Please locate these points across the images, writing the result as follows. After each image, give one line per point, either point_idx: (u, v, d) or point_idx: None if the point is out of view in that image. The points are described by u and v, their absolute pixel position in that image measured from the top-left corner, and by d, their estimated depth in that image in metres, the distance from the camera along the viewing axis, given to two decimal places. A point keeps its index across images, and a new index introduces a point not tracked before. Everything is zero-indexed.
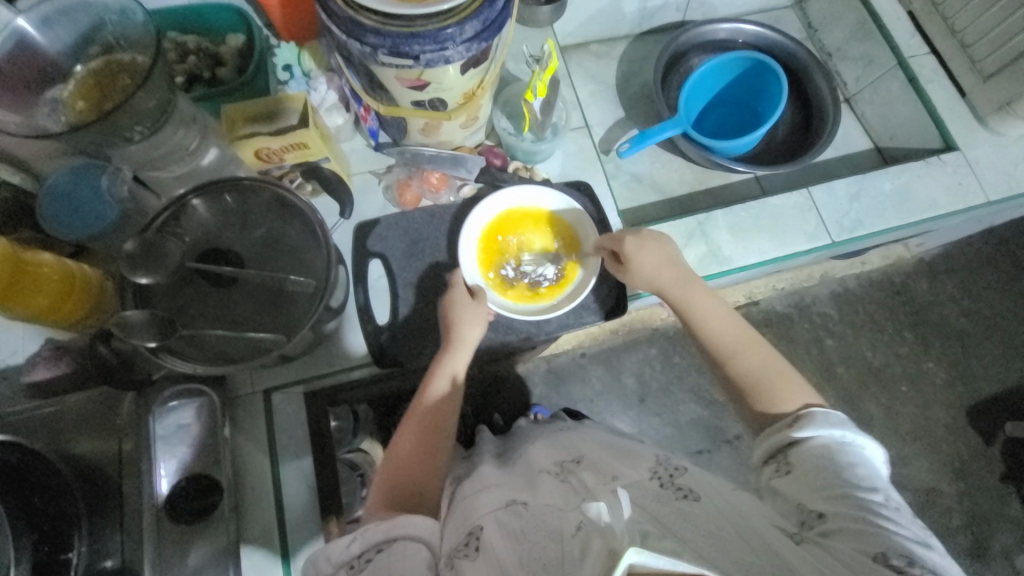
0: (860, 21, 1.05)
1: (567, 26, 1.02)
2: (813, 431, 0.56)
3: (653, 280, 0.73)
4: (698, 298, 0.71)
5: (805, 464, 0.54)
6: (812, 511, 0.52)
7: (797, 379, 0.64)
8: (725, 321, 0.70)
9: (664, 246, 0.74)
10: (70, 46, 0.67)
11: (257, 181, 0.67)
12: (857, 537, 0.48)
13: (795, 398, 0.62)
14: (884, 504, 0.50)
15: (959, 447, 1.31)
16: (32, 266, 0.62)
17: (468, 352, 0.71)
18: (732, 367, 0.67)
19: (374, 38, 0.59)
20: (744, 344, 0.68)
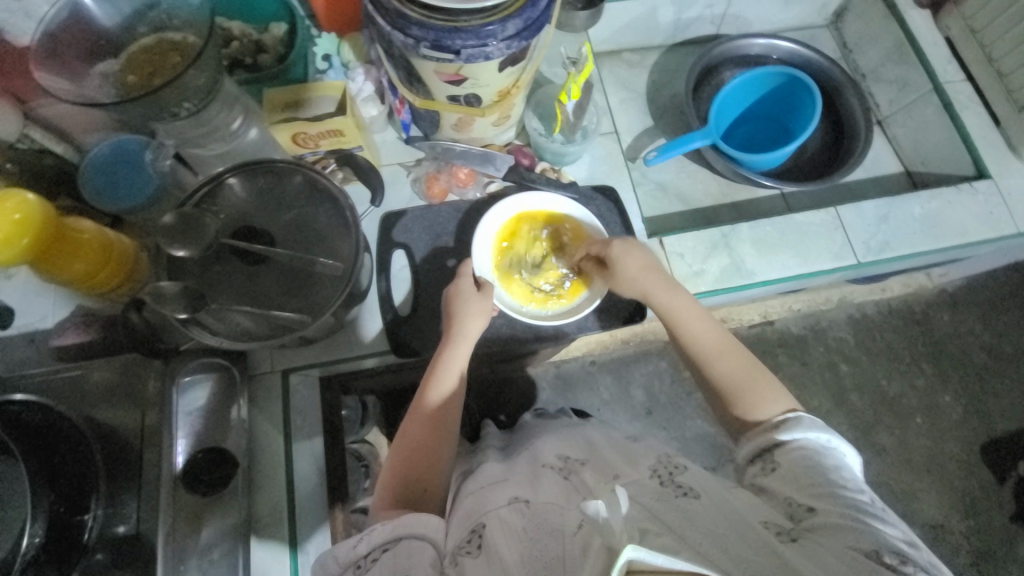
0: (897, 43, 1.05)
1: (602, 33, 1.03)
2: (797, 433, 0.56)
3: (634, 284, 0.72)
4: (682, 302, 0.71)
5: (792, 464, 0.54)
6: (802, 505, 0.50)
7: (775, 383, 0.63)
8: (709, 327, 0.69)
9: (647, 251, 0.74)
10: (123, 22, 0.70)
11: (292, 164, 0.68)
12: (846, 532, 0.46)
13: (780, 400, 0.62)
14: (870, 503, 0.49)
15: (972, 484, 1.27)
16: (75, 232, 0.64)
17: (469, 345, 0.70)
18: (712, 373, 0.66)
19: (418, 30, 0.60)
20: (723, 350, 0.67)
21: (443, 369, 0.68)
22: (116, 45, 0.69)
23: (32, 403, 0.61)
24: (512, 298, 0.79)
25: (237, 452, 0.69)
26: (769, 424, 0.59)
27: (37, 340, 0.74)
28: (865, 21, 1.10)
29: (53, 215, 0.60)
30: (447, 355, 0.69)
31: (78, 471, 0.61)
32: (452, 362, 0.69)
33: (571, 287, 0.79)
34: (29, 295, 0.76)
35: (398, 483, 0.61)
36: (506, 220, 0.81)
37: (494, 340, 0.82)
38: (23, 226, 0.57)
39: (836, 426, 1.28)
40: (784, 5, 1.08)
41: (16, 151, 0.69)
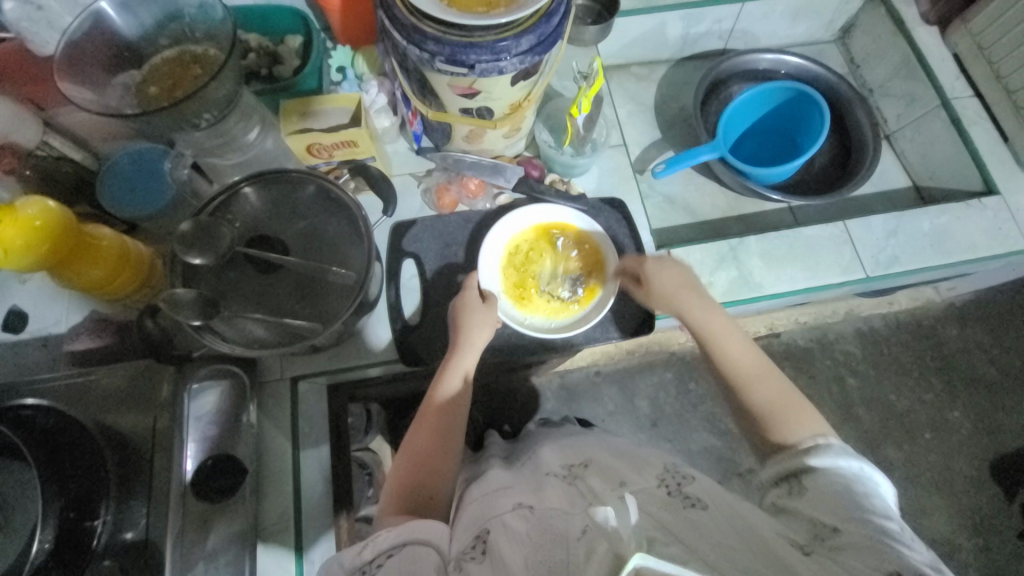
0: (904, 60, 1.06)
1: (611, 47, 1.05)
2: (828, 458, 0.54)
3: (670, 300, 0.73)
4: (715, 317, 0.70)
5: (819, 486, 0.52)
6: (826, 526, 0.49)
7: (812, 413, 0.61)
8: (741, 346, 0.68)
9: (685, 269, 0.75)
10: (145, 34, 0.71)
11: (305, 173, 0.69)
12: (870, 553, 0.44)
13: (810, 423, 0.60)
14: (899, 531, 0.47)
15: (981, 501, 1.25)
16: (92, 239, 0.65)
17: (475, 354, 0.70)
18: (745, 396, 0.65)
19: (433, 45, 0.61)
20: (758, 373, 0.66)
21: (449, 376, 0.69)
22: (138, 56, 0.71)
23: (44, 408, 0.62)
24: (519, 311, 0.79)
25: (246, 458, 0.69)
26: (798, 447, 0.57)
27: (50, 344, 0.75)
28: (872, 37, 1.11)
29: (71, 221, 0.61)
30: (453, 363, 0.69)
31: (88, 477, 0.61)
32: (457, 370, 0.69)
33: (579, 298, 0.80)
34: (43, 299, 0.77)
35: (403, 489, 0.61)
36: (514, 233, 0.83)
37: (501, 349, 0.82)
38: (42, 232, 0.58)
39: (843, 440, 1.26)
40: (792, 21, 1.09)
41: (34, 159, 0.70)
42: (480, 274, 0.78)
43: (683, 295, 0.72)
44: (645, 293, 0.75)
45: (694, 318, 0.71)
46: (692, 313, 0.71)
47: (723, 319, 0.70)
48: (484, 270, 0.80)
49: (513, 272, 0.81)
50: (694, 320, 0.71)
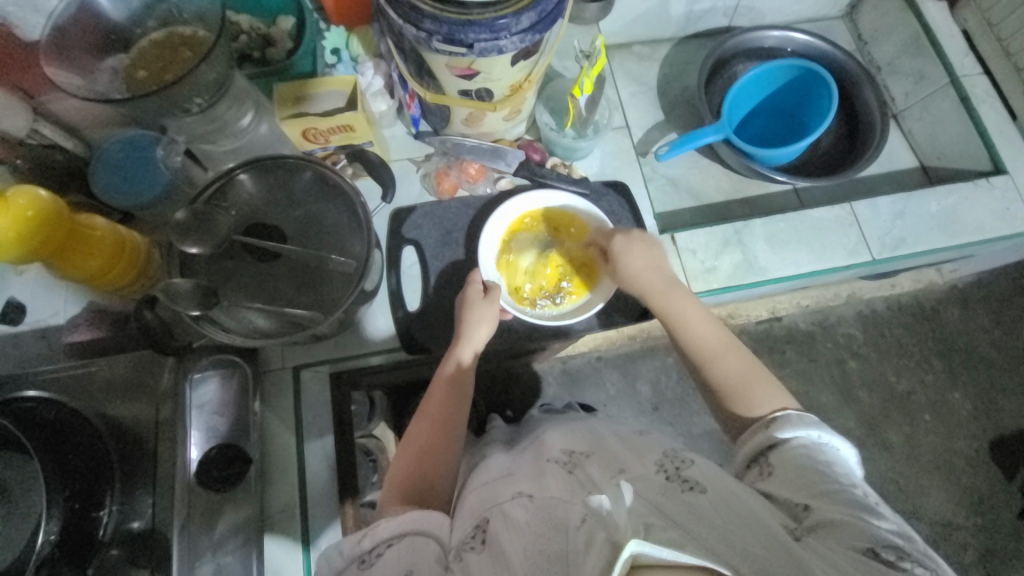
0: (913, 36, 1.03)
1: (613, 26, 1.02)
2: (791, 431, 0.55)
3: (636, 278, 0.72)
4: (679, 296, 0.70)
5: (786, 463, 0.53)
6: (800, 504, 0.49)
7: (773, 383, 0.62)
8: (706, 323, 0.68)
9: (651, 247, 0.73)
10: (132, 15, 0.69)
11: (302, 159, 0.68)
12: (846, 530, 0.45)
13: (773, 396, 0.61)
14: (865, 499, 0.48)
15: (979, 481, 1.27)
16: (86, 228, 0.64)
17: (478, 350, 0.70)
18: (714, 374, 0.65)
19: (431, 24, 0.59)
20: (724, 347, 0.66)
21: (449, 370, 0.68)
22: (125, 39, 0.69)
23: (46, 400, 0.62)
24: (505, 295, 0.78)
25: (249, 447, 0.69)
26: (761, 421, 0.58)
27: (48, 336, 0.74)
28: (880, 12, 1.07)
29: (64, 210, 0.60)
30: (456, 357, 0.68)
31: (93, 467, 0.61)
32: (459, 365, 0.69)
33: (578, 284, 0.79)
34: (40, 290, 0.76)
35: (404, 481, 0.60)
36: (506, 225, 0.81)
37: (504, 335, 0.81)
38: (35, 222, 0.57)
39: (843, 423, 1.27)
40: None
41: (26, 146, 0.69)
42: (481, 267, 0.76)
43: (647, 274, 0.71)
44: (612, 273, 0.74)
45: (657, 297, 0.70)
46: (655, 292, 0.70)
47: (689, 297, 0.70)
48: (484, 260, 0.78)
49: (509, 267, 0.79)
50: (657, 300, 0.70)
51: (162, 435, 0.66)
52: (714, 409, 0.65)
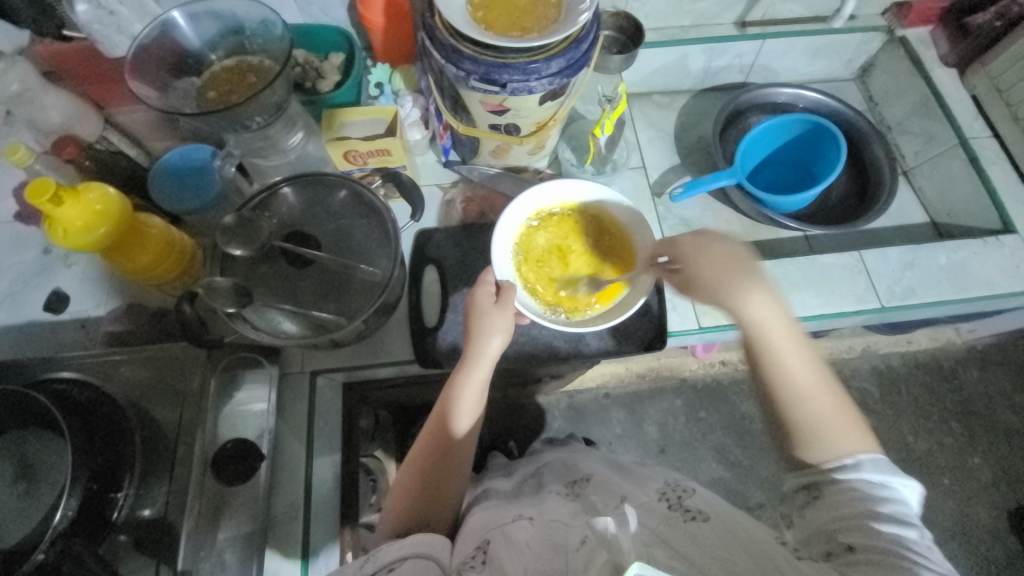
0: (922, 99, 1.08)
1: (634, 76, 1.10)
2: (858, 476, 0.52)
3: (709, 289, 0.64)
4: (765, 312, 0.61)
5: (837, 499, 0.52)
6: (839, 542, 0.49)
7: (863, 428, 0.56)
8: (802, 363, 0.60)
9: (728, 246, 0.65)
10: (207, 43, 0.78)
11: (340, 177, 0.73)
12: (880, 569, 0.45)
13: (861, 440, 0.55)
14: (919, 541, 0.46)
15: (1003, 555, 1.20)
16: (143, 225, 0.70)
17: (486, 367, 0.65)
18: (803, 412, 0.57)
19: (469, 64, 0.66)
20: (814, 387, 0.59)
21: (465, 418, 0.64)
22: (199, 64, 0.77)
23: (77, 383, 0.66)
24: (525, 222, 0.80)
25: (263, 445, 0.71)
26: (829, 468, 0.54)
27: (88, 326, 0.79)
28: (891, 77, 1.13)
29: (128, 208, 0.67)
30: (461, 379, 0.65)
31: (115, 450, 0.64)
32: (474, 411, 0.65)
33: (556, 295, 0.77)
34: (86, 284, 0.81)
35: (413, 494, 0.63)
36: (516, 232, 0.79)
37: (515, 357, 0.83)
38: (101, 215, 0.64)
39: None
40: (811, 58, 1.13)
41: (93, 150, 0.76)
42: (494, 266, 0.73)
43: (733, 280, 0.62)
44: (680, 282, 0.67)
45: (749, 317, 0.61)
46: (750, 308, 0.61)
47: (774, 310, 0.62)
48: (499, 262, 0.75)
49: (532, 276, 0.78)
50: (751, 317, 0.61)
51: (184, 431, 0.69)
52: (775, 441, 0.60)
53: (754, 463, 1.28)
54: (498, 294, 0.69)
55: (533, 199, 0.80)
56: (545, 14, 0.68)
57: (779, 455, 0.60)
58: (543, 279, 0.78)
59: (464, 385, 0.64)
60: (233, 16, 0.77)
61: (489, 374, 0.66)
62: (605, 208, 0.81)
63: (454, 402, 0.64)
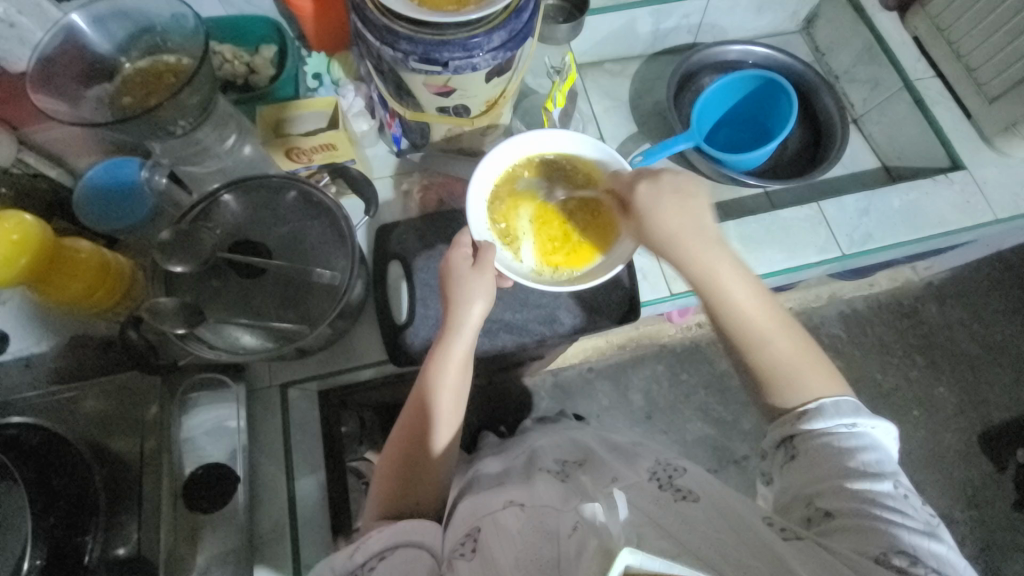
0: (867, 46, 1.09)
1: (583, 45, 1.07)
2: (825, 423, 0.53)
3: (663, 232, 0.62)
4: (724, 265, 0.61)
5: (814, 456, 0.52)
6: (817, 508, 0.50)
7: (829, 371, 0.58)
8: (755, 303, 0.60)
9: (686, 202, 0.62)
10: (117, 45, 0.72)
11: (285, 179, 0.70)
12: (860, 536, 0.46)
13: (828, 383, 0.57)
14: (891, 492, 0.48)
15: (971, 475, 1.28)
16: (70, 252, 0.65)
17: (467, 335, 0.64)
18: (765, 357, 0.58)
19: (407, 45, 0.62)
20: (779, 332, 0.59)
21: (447, 416, 0.63)
22: (111, 69, 0.71)
23: (29, 426, 0.60)
24: (512, 161, 0.78)
25: (236, 467, 0.69)
26: (793, 412, 0.56)
27: (31, 365, 0.73)
28: (834, 26, 1.14)
29: (50, 234, 0.63)
30: (442, 348, 0.63)
31: (77, 494, 0.59)
32: (455, 422, 0.64)
33: (511, 243, 0.75)
34: (21, 321, 0.74)
35: (392, 488, 0.60)
36: (488, 192, 0.76)
37: (492, 345, 0.82)
38: (21, 245, 0.60)
39: None
40: (757, 13, 1.13)
41: (11, 175, 0.70)
42: (469, 228, 0.71)
43: (683, 235, 0.61)
44: (634, 228, 0.65)
45: (702, 267, 0.61)
46: (710, 262, 0.60)
47: (731, 261, 0.61)
48: (474, 223, 0.73)
49: (505, 235, 0.75)
50: (702, 272, 0.61)
51: (148, 466, 0.65)
52: (747, 388, 0.62)
53: (737, 418, 1.31)
54: (474, 256, 0.68)
55: (527, 140, 0.77)
56: None
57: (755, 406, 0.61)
58: (507, 223, 0.76)
59: (441, 390, 0.62)
60: (142, 13, 0.71)
61: (467, 377, 0.65)
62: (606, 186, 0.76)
63: (434, 410, 0.62)
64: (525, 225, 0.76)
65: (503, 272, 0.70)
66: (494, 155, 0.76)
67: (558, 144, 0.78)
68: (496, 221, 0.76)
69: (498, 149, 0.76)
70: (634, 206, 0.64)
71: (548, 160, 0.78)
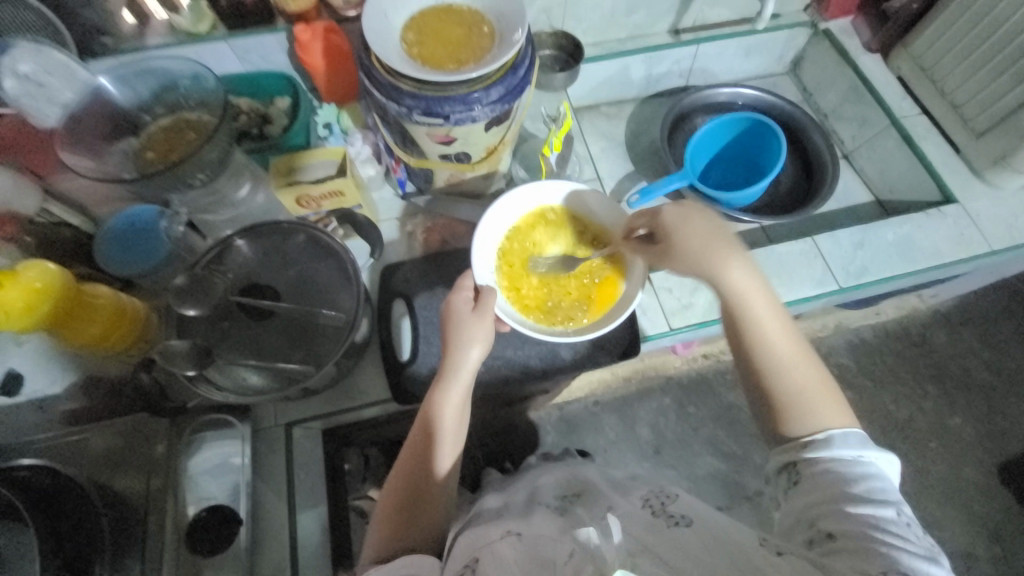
0: (852, 85, 1.13)
1: (580, 91, 1.13)
2: (831, 452, 0.53)
3: (692, 245, 0.63)
4: (749, 284, 0.62)
5: (818, 481, 0.52)
6: (820, 529, 0.49)
7: (844, 401, 0.57)
8: (778, 323, 0.61)
9: (711, 221, 0.64)
10: (142, 101, 0.78)
11: (295, 224, 0.73)
12: (860, 557, 0.45)
13: (840, 415, 0.56)
14: (895, 520, 0.47)
15: (994, 509, 1.24)
16: (89, 297, 0.69)
17: (469, 376, 0.64)
18: (781, 380, 0.58)
19: (411, 100, 0.67)
20: (795, 356, 0.60)
21: (448, 460, 0.63)
22: (136, 126, 0.77)
23: (39, 467, 0.61)
24: (531, 211, 0.81)
25: (239, 509, 0.69)
26: (798, 442, 0.56)
27: (45, 407, 0.74)
28: (820, 67, 1.19)
29: (70, 281, 0.67)
30: (443, 388, 0.64)
31: (84, 531, 0.60)
32: (455, 449, 0.64)
33: (511, 287, 0.76)
34: (42, 362, 0.76)
35: (391, 526, 0.61)
36: (494, 237, 0.78)
37: (493, 381, 0.83)
38: (43, 293, 0.64)
39: None
40: (744, 57, 1.18)
41: (34, 224, 0.74)
42: (474, 273, 0.72)
43: (714, 250, 0.62)
44: (662, 251, 0.66)
45: (728, 285, 0.62)
46: (732, 276, 0.62)
47: (754, 282, 0.62)
48: (475, 267, 0.74)
49: (523, 300, 0.76)
50: (730, 286, 0.62)
51: (153, 506, 0.65)
52: (760, 418, 0.61)
53: (747, 452, 1.29)
54: (476, 300, 0.69)
55: (550, 193, 0.80)
56: (480, 44, 0.69)
57: (763, 433, 0.61)
58: (513, 268, 0.78)
59: (442, 431, 0.63)
60: (166, 73, 0.76)
61: (466, 416, 0.65)
62: (616, 246, 0.78)
63: (436, 448, 0.63)
64: (528, 272, 0.78)
65: (501, 317, 0.71)
66: (487, 223, 0.77)
67: (539, 197, 0.81)
68: (508, 290, 0.76)
69: (489, 217, 0.77)
70: (662, 226, 0.66)
71: (565, 214, 0.81)
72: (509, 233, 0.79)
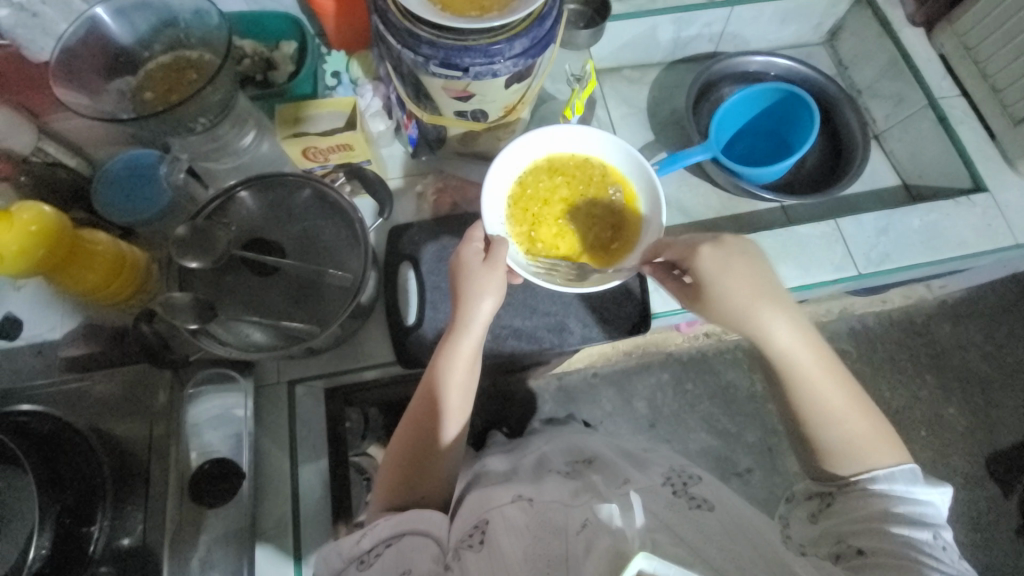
0: (892, 60, 1.07)
1: (603, 51, 1.06)
2: (874, 486, 0.53)
3: (732, 300, 0.59)
4: (797, 340, 0.58)
5: (855, 502, 0.53)
6: (850, 545, 0.50)
7: (898, 445, 0.56)
8: (830, 381, 0.57)
9: (756, 268, 0.59)
10: (141, 36, 0.72)
11: (301, 177, 0.70)
12: (893, 570, 0.46)
13: (890, 453, 0.55)
14: (931, 542, 0.47)
15: (977, 497, 1.27)
16: (88, 243, 0.67)
17: (481, 328, 0.64)
18: (833, 433, 0.56)
19: (428, 49, 0.62)
20: (850, 407, 0.57)
21: (455, 420, 0.63)
22: (134, 62, 0.72)
23: (39, 413, 0.61)
24: (545, 155, 0.76)
25: (242, 462, 0.69)
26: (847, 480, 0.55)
27: (45, 352, 0.74)
28: (859, 39, 1.12)
29: (67, 225, 0.64)
30: (452, 341, 0.63)
31: (83, 479, 0.60)
32: (462, 414, 0.64)
33: (520, 233, 0.74)
34: (40, 305, 0.76)
35: (397, 480, 0.60)
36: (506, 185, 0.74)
37: (499, 350, 0.82)
38: (39, 236, 0.61)
39: None
40: (781, 23, 1.11)
41: (30, 164, 0.71)
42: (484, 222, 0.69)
43: (759, 307, 0.58)
44: (695, 294, 0.62)
45: (778, 342, 0.58)
46: (779, 335, 0.58)
47: (802, 336, 0.59)
48: (487, 217, 0.71)
49: (539, 251, 0.73)
50: (779, 344, 0.58)
51: (157, 453, 0.66)
52: (802, 455, 0.60)
53: (741, 430, 1.30)
54: (486, 251, 0.66)
55: (568, 137, 0.76)
56: None
57: (803, 466, 0.60)
58: (522, 213, 0.74)
59: (450, 386, 0.62)
60: (165, 6, 0.71)
61: (474, 372, 0.65)
62: (632, 198, 0.74)
63: (443, 406, 0.62)
64: (538, 220, 0.75)
65: (514, 267, 0.68)
66: (497, 170, 0.73)
67: (547, 143, 0.76)
68: (519, 238, 0.73)
69: (499, 161, 0.73)
70: (696, 273, 0.60)
71: (581, 161, 0.76)
72: (520, 175, 0.76)
